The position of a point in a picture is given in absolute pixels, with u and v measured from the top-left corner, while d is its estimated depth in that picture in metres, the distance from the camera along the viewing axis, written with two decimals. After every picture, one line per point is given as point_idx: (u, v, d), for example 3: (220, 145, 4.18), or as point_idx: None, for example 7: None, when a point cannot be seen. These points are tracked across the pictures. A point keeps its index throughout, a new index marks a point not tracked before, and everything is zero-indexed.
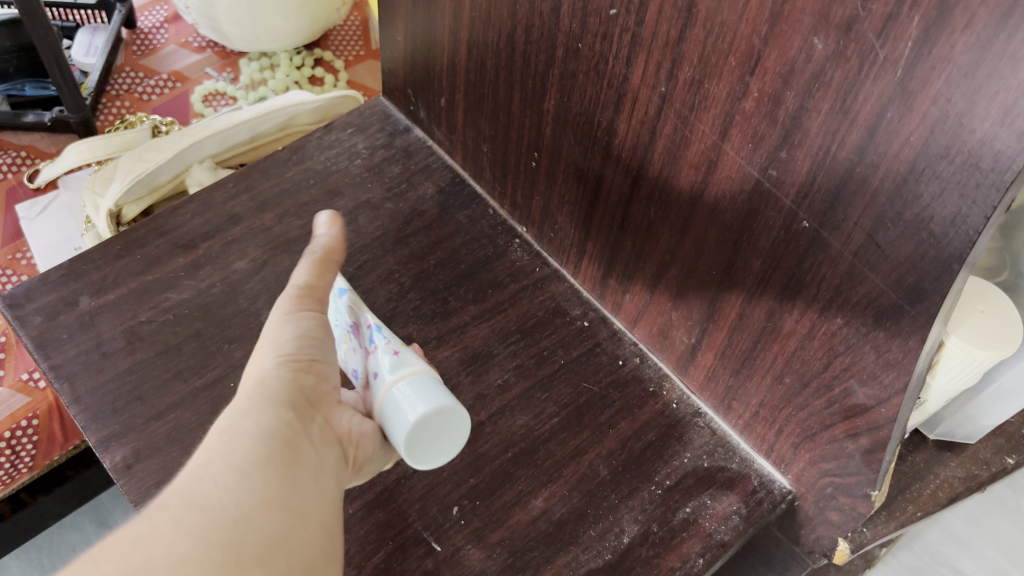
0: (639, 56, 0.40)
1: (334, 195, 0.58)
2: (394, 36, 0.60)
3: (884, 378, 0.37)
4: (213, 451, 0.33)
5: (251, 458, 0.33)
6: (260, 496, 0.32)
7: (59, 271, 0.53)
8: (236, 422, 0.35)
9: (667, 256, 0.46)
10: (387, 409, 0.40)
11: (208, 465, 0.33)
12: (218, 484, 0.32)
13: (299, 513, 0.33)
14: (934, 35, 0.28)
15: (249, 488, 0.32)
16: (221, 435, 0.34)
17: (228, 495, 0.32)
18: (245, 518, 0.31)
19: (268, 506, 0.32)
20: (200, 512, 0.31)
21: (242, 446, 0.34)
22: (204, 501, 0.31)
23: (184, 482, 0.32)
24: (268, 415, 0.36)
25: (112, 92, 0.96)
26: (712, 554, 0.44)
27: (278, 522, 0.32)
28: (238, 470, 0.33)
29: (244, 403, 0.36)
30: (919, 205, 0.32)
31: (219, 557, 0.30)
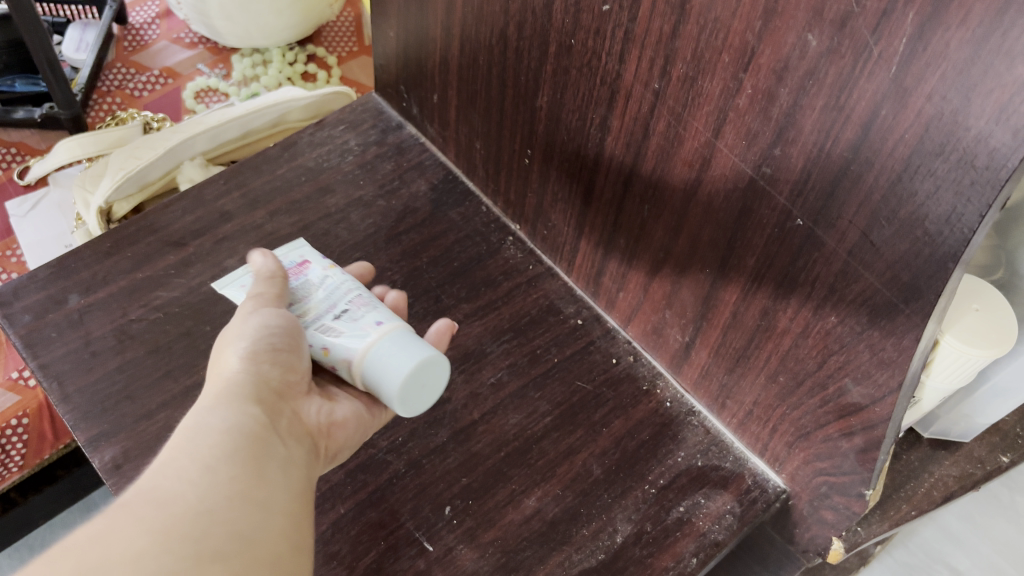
0: (632, 52, 0.40)
1: (326, 192, 0.58)
2: (387, 31, 0.59)
3: (878, 377, 0.36)
4: (179, 447, 0.33)
5: (216, 452, 0.33)
6: (225, 491, 0.32)
7: (48, 269, 0.53)
8: (204, 418, 0.35)
9: (661, 254, 0.46)
10: (369, 380, 0.40)
11: (172, 463, 0.32)
12: (182, 481, 0.32)
13: (266, 507, 0.33)
14: (929, 32, 0.28)
15: (213, 482, 0.32)
16: (186, 431, 0.34)
17: (192, 489, 0.31)
18: (209, 513, 0.31)
19: (235, 500, 0.32)
20: (162, 509, 0.30)
21: (208, 441, 0.34)
22: (167, 498, 0.31)
23: (147, 479, 0.32)
24: (234, 411, 0.36)
25: (103, 88, 0.95)
26: (705, 554, 0.44)
27: (242, 516, 0.32)
28: (204, 465, 0.32)
29: (211, 399, 0.36)
30: (914, 203, 0.31)
31: (180, 552, 0.29)
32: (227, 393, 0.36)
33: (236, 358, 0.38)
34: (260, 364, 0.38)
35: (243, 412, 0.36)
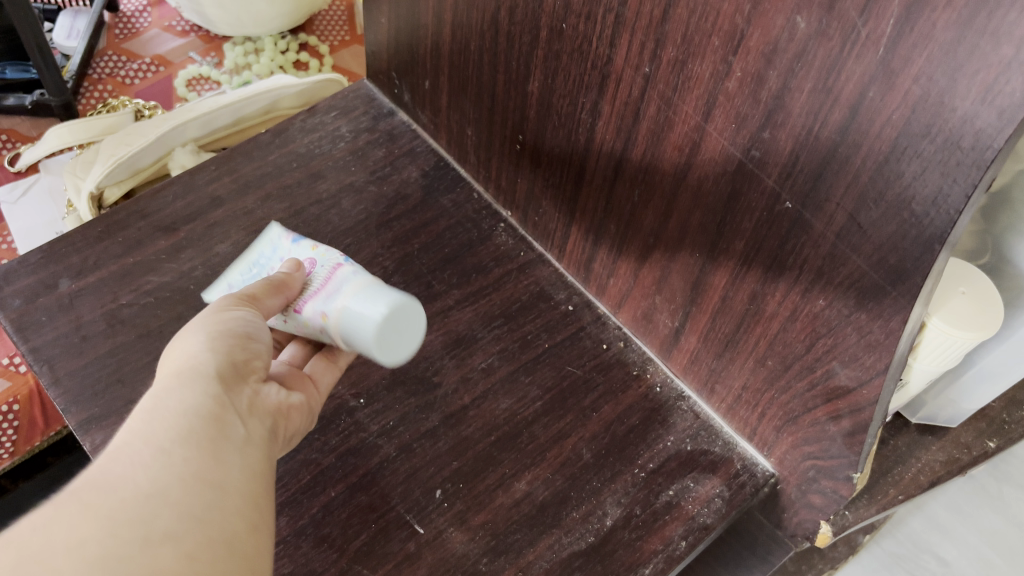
0: (623, 36, 0.40)
1: (318, 178, 0.58)
2: (379, 18, 0.59)
3: (865, 359, 0.37)
4: (130, 433, 0.33)
5: (169, 434, 0.33)
6: (177, 473, 0.32)
7: (39, 253, 0.53)
8: (160, 401, 0.35)
9: (651, 239, 0.46)
10: (356, 300, 0.42)
11: (122, 448, 0.32)
12: (132, 465, 0.31)
13: (222, 485, 0.33)
14: (915, 13, 0.28)
15: (165, 465, 0.32)
16: (141, 416, 0.34)
17: (143, 473, 0.31)
18: (158, 495, 0.31)
19: (187, 482, 0.32)
20: (109, 493, 0.30)
21: (162, 424, 0.33)
22: (115, 483, 0.31)
23: (97, 466, 0.32)
24: (191, 393, 0.35)
25: (94, 76, 0.95)
26: (694, 538, 0.44)
27: (195, 496, 0.32)
28: (156, 449, 0.32)
29: (169, 380, 0.36)
30: (900, 185, 0.31)
31: (125, 536, 0.29)
32: (184, 377, 0.36)
33: (196, 344, 0.38)
34: (221, 345, 0.38)
35: (202, 392, 0.36)
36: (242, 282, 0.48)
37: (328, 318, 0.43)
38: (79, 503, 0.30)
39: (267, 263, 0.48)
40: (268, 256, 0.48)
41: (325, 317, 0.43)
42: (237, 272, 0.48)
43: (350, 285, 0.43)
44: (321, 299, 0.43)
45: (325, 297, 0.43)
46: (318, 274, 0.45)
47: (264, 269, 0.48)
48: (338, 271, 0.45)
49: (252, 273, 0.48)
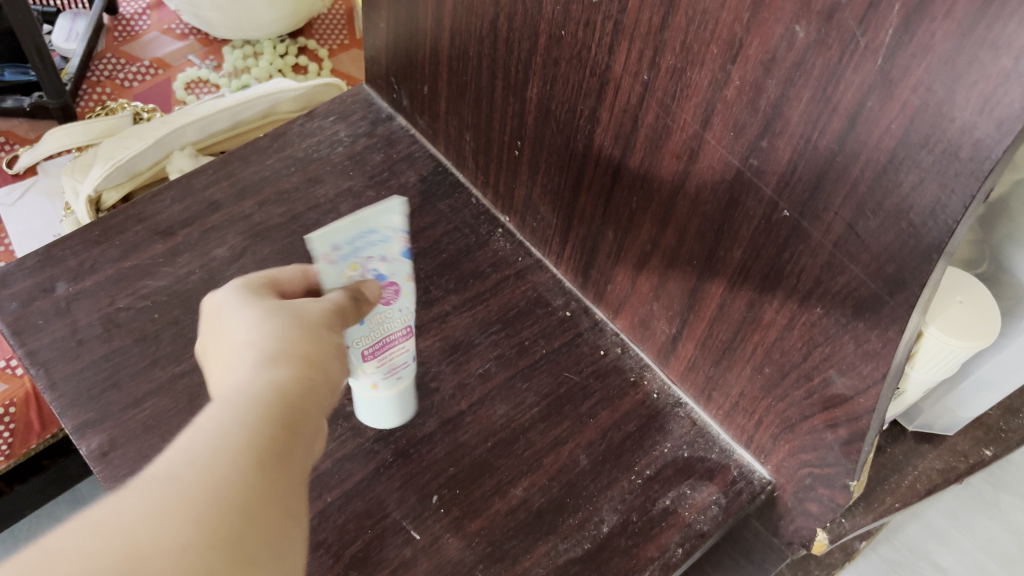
0: (622, 44, 0.40)
1: (316, 182, 0.58)
2: (377, 23, 0.59)
3: (862, 368, 0.37)
4: (232, 423, 0.30)
5: (268, 442, 0.30)
6: (273, 489, 0.29)
7: (36, 257, 0.53)
8: (258, 392, 0.32)
9: (649, 246, 0.46)
10: (401, 400, 0.46)
11: (224, 440, 0.29)
12: (235, 461, 0.28)
13: (297, 512, 0.30)
14: (914, 23, 0.28)
15: (264, 472, 0.29)
16: (241, 404, 0.31)
17: (244, 477, 0.28)
18: (254, 515, 0.28)
19: (278, 500, 0.29)
20: (212, 496, 0.27)
21: (262, 422, 0.30)
22: (217, 479, 0.28)
23: (196, 453, 0.28)
24: (287, 393, 0.32)
25: (93, 78, 0.95)
26: (690, 545, 0.44)
27: (281, 516, 0.29)
28: (255, 450, 0.29)
29: (264, 370, 0.33)
30: (898, 195, 0.31)
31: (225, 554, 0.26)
32: (284, 379, 0.33)
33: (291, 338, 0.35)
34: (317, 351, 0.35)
35: (299, 406, 0.33)
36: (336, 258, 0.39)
37: (377, 387, 0.45)
38: (183, 501, 0.26)
39: (370, 245, 0.39)
40: (378, 241, 0.39)
41: (375, 385, 0.45)
42: (345, 234, 0.38)
43: (405, 373, 0.45)
44: (386, 365, 0.44)
45: (384, 372, 0.44)
46: (393, 320, 0.43)
47: (361, 251, 0.39)
48: (405, 339, 0.44)
49: (353, 250, 0.39)
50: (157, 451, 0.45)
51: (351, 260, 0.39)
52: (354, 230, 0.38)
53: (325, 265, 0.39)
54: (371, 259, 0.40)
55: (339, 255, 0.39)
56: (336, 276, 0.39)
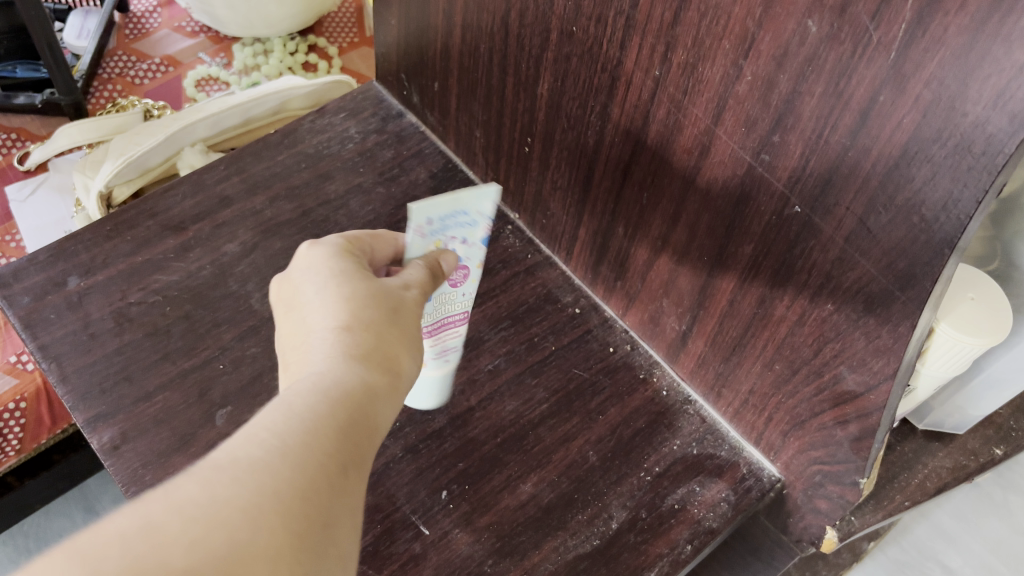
0: (633, 39, 0.40)
1: (326, 179, 0.58)
2: (388, 19, 0.59)
3: (873, 364, 0.37)
4: (321, 424, 0.31)
5: (348, 449, 0.32)
6: (343, 499, 0.30)
7: (48, 251, 0.53)
8: (341, 387, 0.33)
9: (659, 242, 0.46)
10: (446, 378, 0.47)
11: (312, 442, 0.30)
12: (318, 465, 0.30)
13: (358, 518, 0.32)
14: (927, 17, 0.28)
15: (339, 481, 0.30)
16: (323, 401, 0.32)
17: (324, 485, 0.30)
18: (331, 526, 0.29)
19: (346, 508, 0.31)
20: (301, 502, 0.29)
21: (340, 424, 0.32)
22: (303, 484, 0.29)
23: (291, 450, 0.30)
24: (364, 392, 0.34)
25: (104, 76, 0.95)
26: (700, 541, 0.44)
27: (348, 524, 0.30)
28: (336, 457, 0.31)
29: (347, 362, 0.34)
30: (910, 189, 0.31)
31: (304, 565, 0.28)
32: (366, 379, 0.34)
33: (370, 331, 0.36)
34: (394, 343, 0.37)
35: (377, 409, 0.34)
36: (431, 230, 0.40)
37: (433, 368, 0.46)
38: (280, 505, 0.28)
39: (454, 225, 0.41)
40: (465, 224, 0.41)
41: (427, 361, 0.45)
42: (439, 208, 0.39)
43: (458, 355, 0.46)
44: (442, 344, 0.45)
45: (437, 349, 0.45)
46: (454, 303, 0.44)
47: (447, 231, 0.41)
48: (460, 323, 0.45)
49: (440, 229, 0.41)
50: (168, 445, 0.45)
51: (436, 239, 0.41)
52: (448, 207, 0.40)
53: (411, 245, 0.41)
54: (455, 240, 0.42)
55: (429, 230, 0.40)
56: (421, 250, 0.41)
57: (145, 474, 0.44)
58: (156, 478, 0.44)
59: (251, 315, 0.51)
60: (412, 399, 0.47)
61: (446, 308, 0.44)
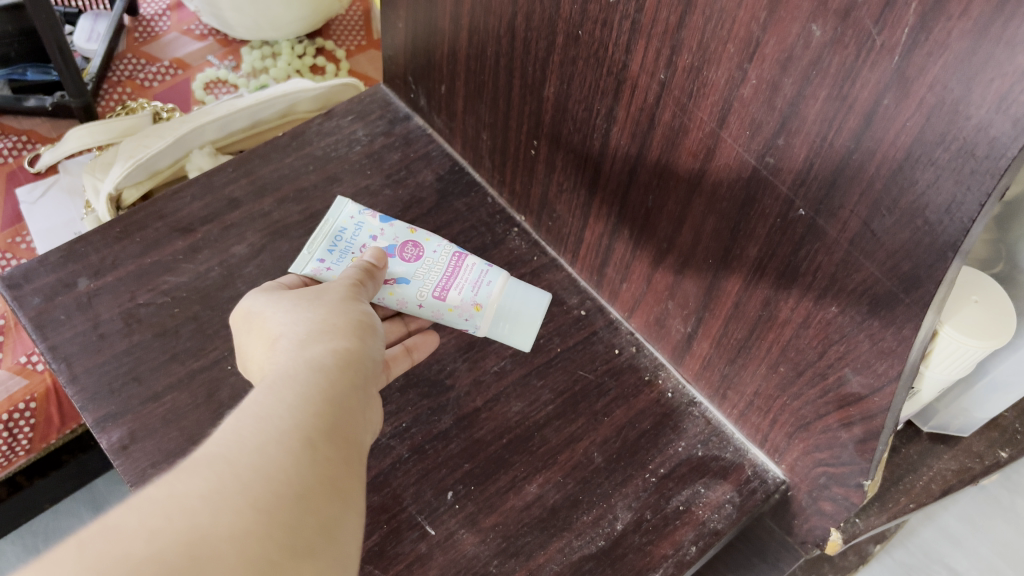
0: (638, 43, 0.40)
1: (334, 181, 0.59)
2: (396, 23, 0.60)
3: (878, 366, 0.37)
4: (273, 407, 0.32)
5: (311, 419, 0.32)
6: (321, 474, 0.30)
7: (58, 253, 0.53)
8: (298, 377, 0.33)
9: (665, 244, 0.46)
10: (510, 294, 0.49)
11: (266, 426, 0.31)
12: (281, 446, 0.30)
13: (351, 494, 0.31)
14: (931, 21, 0.28)
15: (311, 457, 0.30)
16: (278, 391, 0.33)
17: (292, 462, 0.30)
18: (307, 495, 0.29)
19: (327, 482, 0.30)
20: (263, 479, 0.29)
21: (303, 405, 0.32)
22: (266, 465, 0.29)
23: (248, 440, 0.30)
24: (326, 375, 0.34)
25: (113, 78, 0.96)
26: (704, 542, 0.44)
27: (332, 498, 0.30)
28: (302, 435, 0.31)
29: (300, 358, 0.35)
30: (914, 192, 0.32)
31: (279, 539, 0.28)
32: (315, 362, 0.35)
33: (312, 330, 0.37)
34: (347, 334, 0.37)
35: (344, 391, 0.34)
36: (337, 255, 0.48)
37: (486, 307, 0.48)
38: (241, 488, 0.28)
39: (351, 239, 0.49)
40: (357, 232, 0.50)
41: (478, 305, 0.48)
42: (321, 246, 0.49)
43: (495, 276, 0.49)
44: (466, 287, 0.48)
45: (466, 287, 0.48)
46: (436, 263, 0.49)
47: (351, 245, 0.49)
48: (463, 262, 0.49)
49: (341, 250, 0.49)
50: (176, 445, 0.46)
51: (348, 255, 0.49)
52: (325, 239, 0.49)
53: None
54: (366, 243, 0.49)
55: (334, 259, 0.48)
56: None
57: (154, 474, 0.45)
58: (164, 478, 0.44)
59: None
60: (524, 341, 0.50)
61: (427, 268, 0.49)
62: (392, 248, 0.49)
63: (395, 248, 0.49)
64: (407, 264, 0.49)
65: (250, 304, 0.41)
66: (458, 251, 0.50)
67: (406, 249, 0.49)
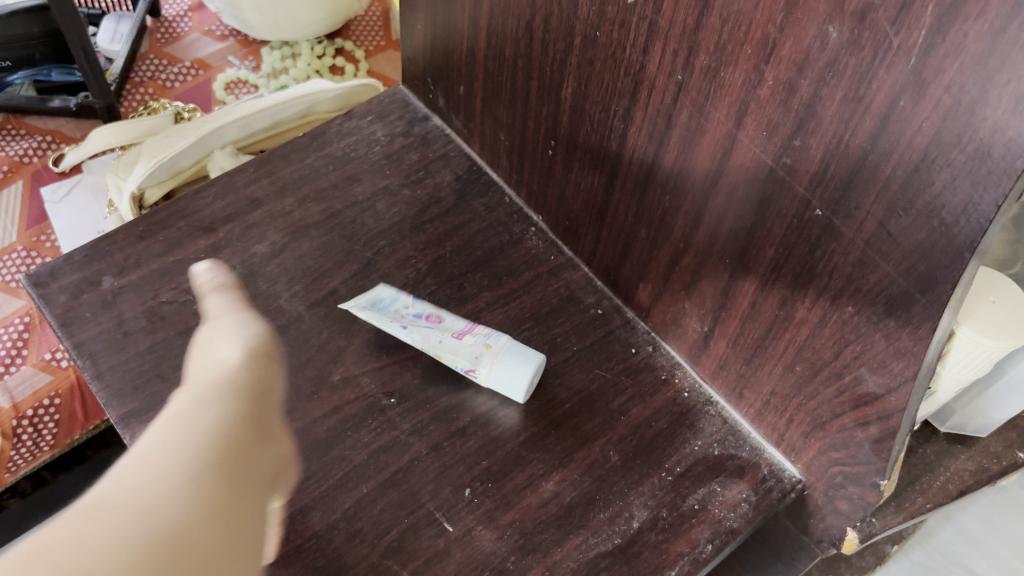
0: (656, 44, 0.41)
1: (353, 181, 0.59)
2: (415, 24, 0.60)
3: (894, 366, 0.37)
4: (202, 426, 0.36)
5: (184, 469, 0.33)
6: (209, 507, 0.32)
7: (83, 251, 0.54)
8: (201, 415, 0.37)
9: (681, 244, 0.46)
10: (513, 347, 0.50)
11: (172, 448, 0.34)
12: (177, 479, 0.32)
13: (238, 527, 0.33)
14: (947, 23, 0.28)
15: (207, 490, 0.33)
16: (181, 424, 0.36)
17: (185, 498, 0.32)
18: (217, 515, 0.33)
19: (224, 496, 0.33)
20: (171, 521, 0.31)
21: (205, 437, 0.35)
22: (165, 488, 0.32)
23: (161, 461, 0.33)
24: (227, 408, 0.37)
25: (136, 79, 0.97)
26: (720, 541, 0.44)
27: (224, 528, 0.33)
28: (192, 471, 0.33)
29: (204, 392, 0.38)
30: (931, 193, 0.32)
31: (173, 562, 0.30)
32: (227, 378, 0.40)
33: (230, 341, 0.43)
34: (254, 367, 0.41)
35: (250, 444, 0.37)
36: (377, 313, 0.52)
37: (492, 348, 0.50)
38: (173, 525, 0.31)
39: (387, 307, 0.52)
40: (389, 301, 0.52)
41: (482, 353, 0.50)
42: (364, 301, 0.52)
43: (500, 337, 0.50)
44: (478, 338, 0.50)
45: (478, 338, 0.50)
46: (460, 321, 0.52)
47: (389, 309, 0.52)
48: (478, 327, 0.51)
49: (381, 310, 0.52)
50: None
51: (388, 313, 0.52)
52: (367, 297, 0.52)
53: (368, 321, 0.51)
54: (400, 309, 0.52)
55: (377, 309, 0.52)
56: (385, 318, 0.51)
57: None
58: None
59: (280, 314, 0.52)
60: (518, 389, 0.49)
61: (449, 329, 0.51)
62: (420, 313, 0.52)
63: (422, 314, 0.52)
64: (432, 322, 0.52)
65: (206, 335, 0.44)
66: (476, 323, 0.52)
67: (432, 316, 0.52)
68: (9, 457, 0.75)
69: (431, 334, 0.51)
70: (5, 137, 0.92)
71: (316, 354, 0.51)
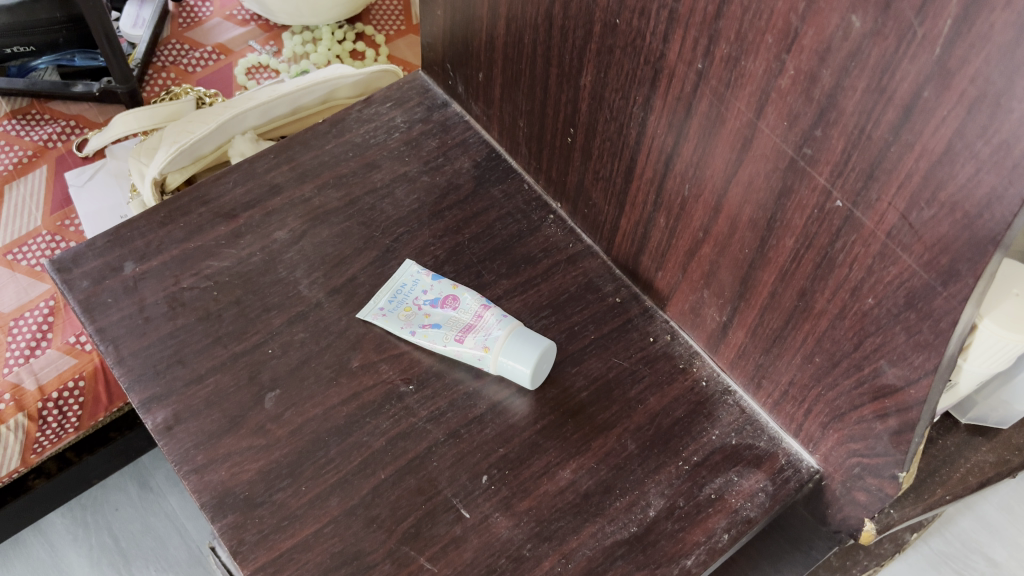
0: (676, 32, 0.40)
1: (373, 168, 0.59)
2: (435, 10, 0.60)
3: (913, 359, 0.37)
4: None
5: None
6: None
7: (106, 237, 0.54)
8: None
9: (701, 234, 0.46)
10: (515, 339, 0.49)
11: None
12: None
13: None
14: (973, 13, 0.28)
15: None
16: None
17: None
18: None
19: None
20: None
21: None
22: None
23: None
24: None
25: (158, 64, 0.98)
26: (737, 530, 0.44)
27: None
28: None
29: None
30: (954, 185, 0.31)
31: None
32: None
33: None
34: None
35: None
36: (394, 308, 0.52)
37: (493, 350, 0.49)
38: None
39: (407, 293, 0.53)
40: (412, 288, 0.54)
41: (487, 347, 0.49)
42: (383, 296, 0.53)
43: (506, 324, 0.50)
44: (483, 333, 0.50)
45: (482, 333, 0.50)
46: (463, 316, 0.52)
47: (407, 297, 0.53)
48: (485, 313, 0.51)
49: (399, 301, 0.53)
50: (219, 427, 0.47)
51: (404, 306, 0.52)
52: (388, 291, 0.53)
53: (387, 321, 0.52)
54: (418, 298, 0.53)
55: (391, 307, 0.52)
56: (397, 319, 0.52)
57: (197, 454, 0.46)
58: (207, 458, 0.46)
59: (300, 301, 0.53)
60: (529, 379, 0.49)
61: (457, 323, 0.51)
62: (435, 302, 0.53)
63: (437, 301, 0.53)
64: (444, 314, 0.52)
65: None
66: (488, 304, 0.52)
67: (447, 302, 0.52)
68: (36, 438, 0.77)
69: (439, 331, 0.51)
70: (28, 123, 0.93)
71: (334, 341, 0.51)
